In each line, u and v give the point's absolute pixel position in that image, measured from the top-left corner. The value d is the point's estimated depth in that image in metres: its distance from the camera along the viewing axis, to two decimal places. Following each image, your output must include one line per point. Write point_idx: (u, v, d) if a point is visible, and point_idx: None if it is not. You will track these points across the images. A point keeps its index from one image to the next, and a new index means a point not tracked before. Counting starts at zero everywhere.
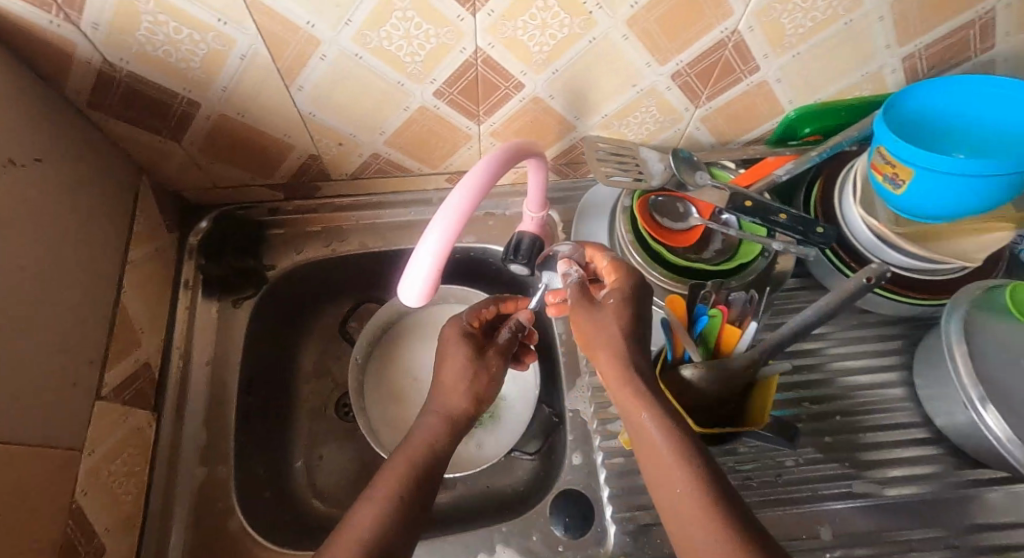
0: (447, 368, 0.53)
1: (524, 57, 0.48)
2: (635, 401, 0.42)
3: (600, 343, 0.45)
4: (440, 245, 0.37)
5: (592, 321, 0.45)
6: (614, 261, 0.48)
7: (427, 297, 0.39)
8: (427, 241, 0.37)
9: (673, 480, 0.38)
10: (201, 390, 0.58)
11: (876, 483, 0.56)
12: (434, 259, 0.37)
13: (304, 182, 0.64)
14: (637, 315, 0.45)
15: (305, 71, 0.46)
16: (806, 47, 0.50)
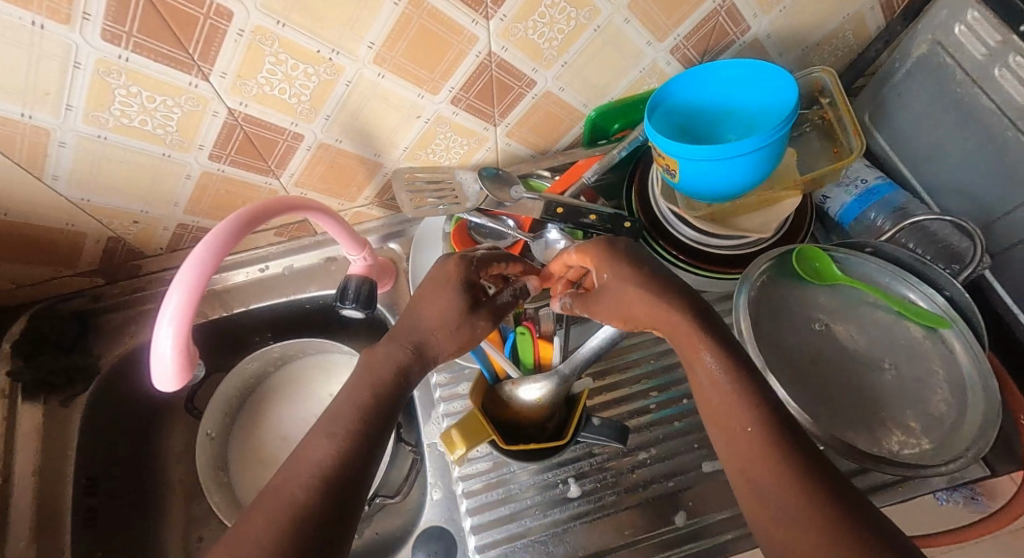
0: (429, 307, 0.44)
1: (286, 109, 0.47)
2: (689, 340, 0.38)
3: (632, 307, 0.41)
4: (178, 320, 0.36)
5: (615, 299, 0.42)
6: (581, 248, 0.46)
7: (185, 373, 0.38)
8: (163, 319, 0.36)
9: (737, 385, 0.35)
10: (28, 505, 0.54)
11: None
12: (176, 334, 0.36)
13: (119, 264, 0.61)
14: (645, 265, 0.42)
15: (50, 159, 0.44)
16: (570, 56, 0.52)
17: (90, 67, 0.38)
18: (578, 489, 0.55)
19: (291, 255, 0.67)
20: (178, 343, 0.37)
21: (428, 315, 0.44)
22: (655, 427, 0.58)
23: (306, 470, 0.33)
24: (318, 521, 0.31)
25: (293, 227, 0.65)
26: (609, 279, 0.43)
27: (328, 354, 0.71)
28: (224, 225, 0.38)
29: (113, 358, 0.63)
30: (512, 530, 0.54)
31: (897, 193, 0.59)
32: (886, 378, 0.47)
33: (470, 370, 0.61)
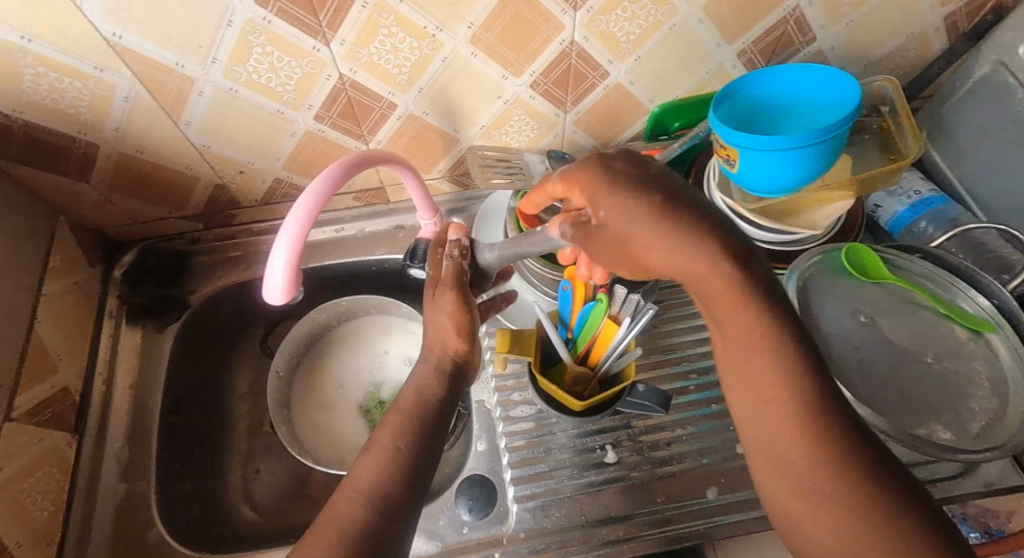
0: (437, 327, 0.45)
1: (388, 78, 0.54)
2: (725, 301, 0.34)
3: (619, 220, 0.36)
4: (291, 244, 0.41)
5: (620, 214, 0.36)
6: (568, 174, 0.41)
7: (292, 291, 0.43)
8: (279, 242, 0.41)
9: None
10: (124, 412, 0.61)
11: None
12: (288, 257, 0.42)
13: (218, 211, 0.68)
14: (634, 199, 0.36)
15: (188, 106, 0.51)
16: (644, 52, 0.56)
17: (238, 25, 0.45)
18: (615, 456, 0.58)
19: (364, 220, 0.74)
20: (287, 262, 0.42)
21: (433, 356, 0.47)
22: (693, 408, 0.61)
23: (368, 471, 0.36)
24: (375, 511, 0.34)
25: (370, 193, 0.71)
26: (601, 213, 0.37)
27: (388, 316, 0.77)
28: (338, 164, 0.44)
29: (204, 295, 0.70)
30: (549, 487, 0.57)
31: (950, 205, 0.60)
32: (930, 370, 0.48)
33: None
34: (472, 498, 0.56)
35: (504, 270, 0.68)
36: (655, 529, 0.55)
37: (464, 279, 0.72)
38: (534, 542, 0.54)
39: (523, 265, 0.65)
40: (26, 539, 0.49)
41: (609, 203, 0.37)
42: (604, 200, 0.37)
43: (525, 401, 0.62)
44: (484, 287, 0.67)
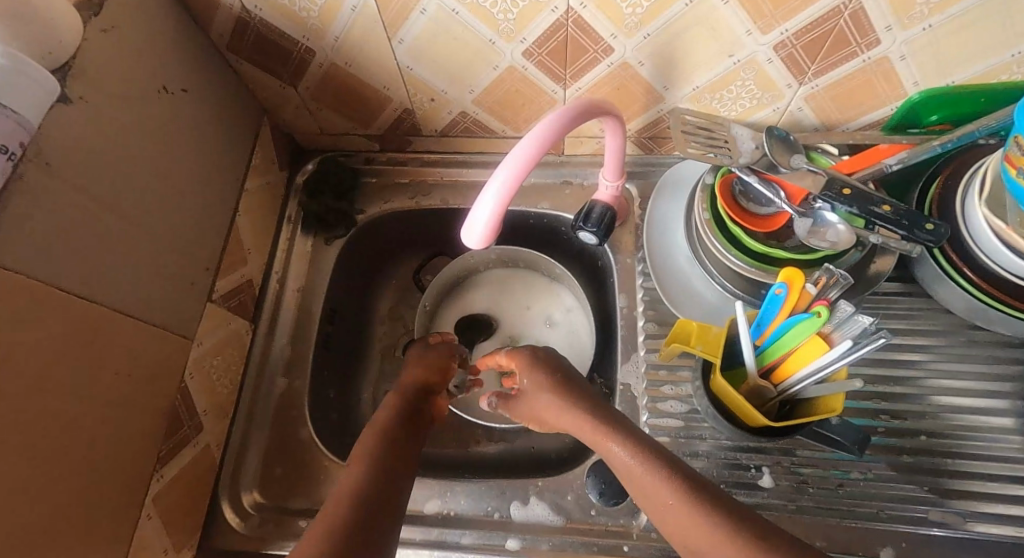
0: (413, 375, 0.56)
1: (617, 18, 0.47)
2: (600, 436, 0.44)
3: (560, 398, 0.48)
4: (505, 188, 0.39)
5: (528, 391, 0.52)
6: (513, 351, 0.54)
7: (491, 238, 0.41)
8: (492, 186, 0.39)
9: None
10: (291, 312, 0.65)
11: (960, 515, 0.50)
12: (499, 201, 0.39)
13: (398, 135, 0.68)
14: (560, 376, 0.50)
15: (406, 23, 0.49)
16: (940, 20, 0.45)
17: None
18: (771, 481, 0.52)
19: (533, 167, 0.70)
20: (495, 208, 0.39)
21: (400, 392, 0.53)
22: (876, 452, 0.53)
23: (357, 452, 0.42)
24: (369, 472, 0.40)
25: (547, 141, 0.67)
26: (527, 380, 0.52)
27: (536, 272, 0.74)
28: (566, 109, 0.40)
29: (370, 216, 0.72)
30: None
31: None
32: None
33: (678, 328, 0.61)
34: (606, 481, 0.54)
35: (677, 251, 0.62)
36: None
37: (627, 250, 0.66)
38: (666, 545, 0.51)
39: (705, 250, 0.58)
40: (209, 409, 0.54)
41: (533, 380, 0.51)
42: (535, 373, 0.51)
43: (676, 396, 0.57)
44: (652, 264, 0.62)
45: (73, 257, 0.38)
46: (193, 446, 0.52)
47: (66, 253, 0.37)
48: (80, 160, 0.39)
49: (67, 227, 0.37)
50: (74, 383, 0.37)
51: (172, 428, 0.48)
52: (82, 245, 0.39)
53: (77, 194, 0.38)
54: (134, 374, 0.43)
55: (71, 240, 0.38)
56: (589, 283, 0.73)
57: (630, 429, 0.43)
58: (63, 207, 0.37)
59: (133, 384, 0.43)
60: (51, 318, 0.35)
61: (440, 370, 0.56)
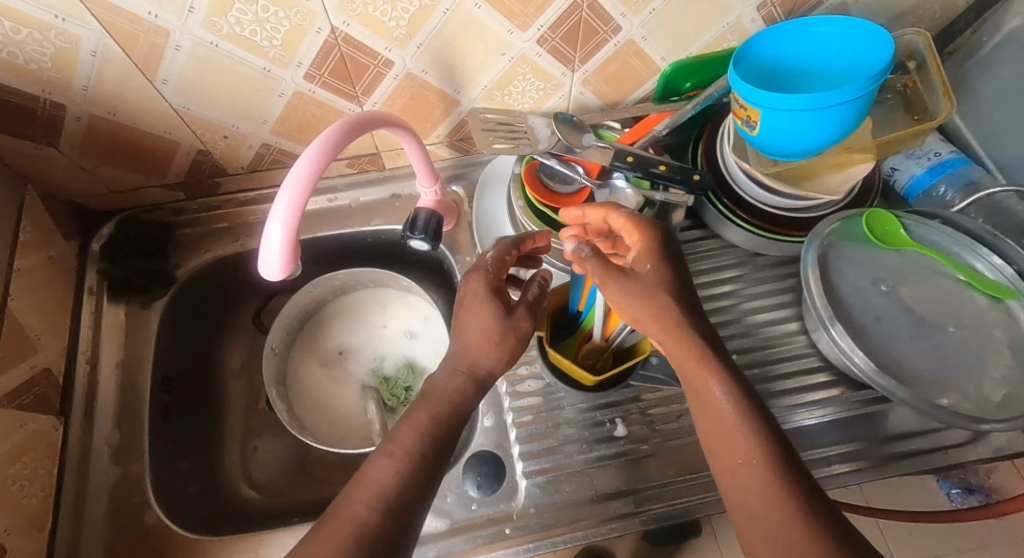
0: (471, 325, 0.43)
1: (383, 32, 0.49)
2: (697, 369, 0.38)
3: (640, 305, 0.39)
4: (289, 216, 0.38)
5: (631, 294, 0.39)
6: (632, 218, 0.43)
7: (290, 266, 0.40)
8: (276, 211, 0.38)
9: None
10: (112, 392, 0.58)
11: (789, 410, 0.58)
12: (286, 229, 0.38)
13: (201, 180, 0.64)
14: (679, 276, 0.41)
15: (164, 62, 0.47)
16: (659, 3, 0.52)
17: None
18: (625, 429, 0.57)
19: (358, 187, 0.70)
20: (285, 234, 0.38)
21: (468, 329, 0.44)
22: None
23: (385, 469, 0.37)
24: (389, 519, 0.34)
25: (364, 159, 0.67)
26: (646, 273, 0.40)
27: (386, 289, 0.74)
28: (340, 124, 0.40)
29: (191, 269, 0.66)
30: (557, 462, 0.56)
31: (971, 168, 0.59)
32: (950, 339, 0.47)
33: None
34: (482, 473, 0.55)
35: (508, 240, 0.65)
36: (666, 501, 0.55)
37: (466, 250, 0.69)
38: (545, 516, 0.54)
39: (528, 234, 0.62)
40: (16, 526, 0.47)
41: (655, 260, 0.41)
42: (661, 265, 0.40)
43: (532, 374, 0.60)
44: None
45: None
46: None
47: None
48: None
49: None
50: None
51: None
52: None
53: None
54: None
55: None
56: (441, 289, 0.74)
57: (728, 366, 0.39)
58: None
59: None
60: None
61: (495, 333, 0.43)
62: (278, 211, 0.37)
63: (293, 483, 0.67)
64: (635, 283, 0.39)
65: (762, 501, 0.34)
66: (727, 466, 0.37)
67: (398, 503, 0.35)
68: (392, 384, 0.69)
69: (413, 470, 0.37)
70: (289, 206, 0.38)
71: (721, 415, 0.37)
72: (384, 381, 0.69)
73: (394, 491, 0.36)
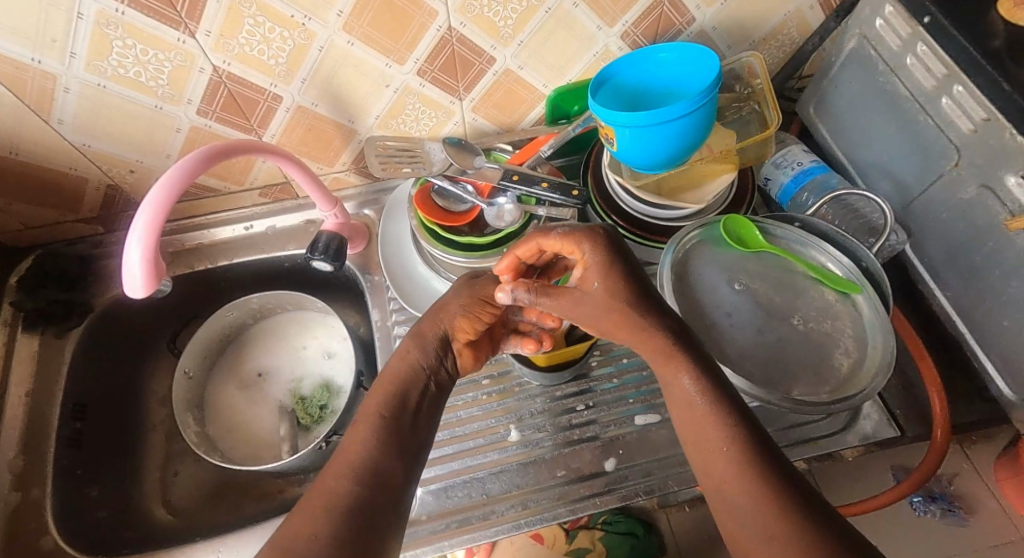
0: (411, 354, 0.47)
1: (264, 70, 0.53)
2: (670, 366, 0.40)
3: (594, 313, 0.45)
4: (146, 234, 0.41)
5: (574, 305, 0.46)
6: (570, 236, 0.47)
7: (153, 285, 0.43)
8: (133, 234, 0.41)
9: (677, 373, 0.40)
10: (19, 420, 0.60)
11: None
12: (144, 248, 0.41)
13: (117, 213, 0.67)
14: (621, 289, 0.44)
15: (56, 103, 0.50)
16: (524, 36, 0.57)
17: (91, 18, 0.44)
18: (518, 435, 0.59)
19: (275, 215, 0.73)
20: (143, 255, 0.42)
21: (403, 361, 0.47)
22: (596, 383, 0.62)
23: (352, 442, 0.39)
24: (361, 481, 0.36)
25: (276, 189, 0.70)
26: (596, 290, 0.45)
27: (304, 312, 0.77)
28: (197, 152, 0.44)
29: (109, 298, 0.69)
30: (450, 469, 0.58)
31: (829, 175, 0.63)
32: (794, 330, 0.51)
33: None
34: None
35: (411, 260, 0.69)
36: (555, 502, 0.56)
37: (377, 271, 0.72)
38: (436, 522, 0.55)
39: (424, 251, 0.66)
40: None
41: (604, 284, 0.45)
42: (607, 278, 0.45)
43: None
44: (390, 275, 0.68)
45: None
46: None
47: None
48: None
49: None
50: None
51: None
52: None
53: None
54: None
55: None
56: (358, 309, 0.77)
57: (697, 360, 0.40)
58: None
59: None
60: None
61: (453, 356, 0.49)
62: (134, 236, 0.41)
63: (207, 506, 0.68)
64: (578, 304, 0.46)
65: (752, 464, 0.35)
66: (708, 454, 0.37)
67: (370, 472, 0.37)
68: (307, 404, 0.71)
69: (381, 436, 0.39)
70: (144, 228, 0.41)
71: (693, 409, 0.38)
72: (300, 400, 0.71)
73: (373, 458, 0.38)
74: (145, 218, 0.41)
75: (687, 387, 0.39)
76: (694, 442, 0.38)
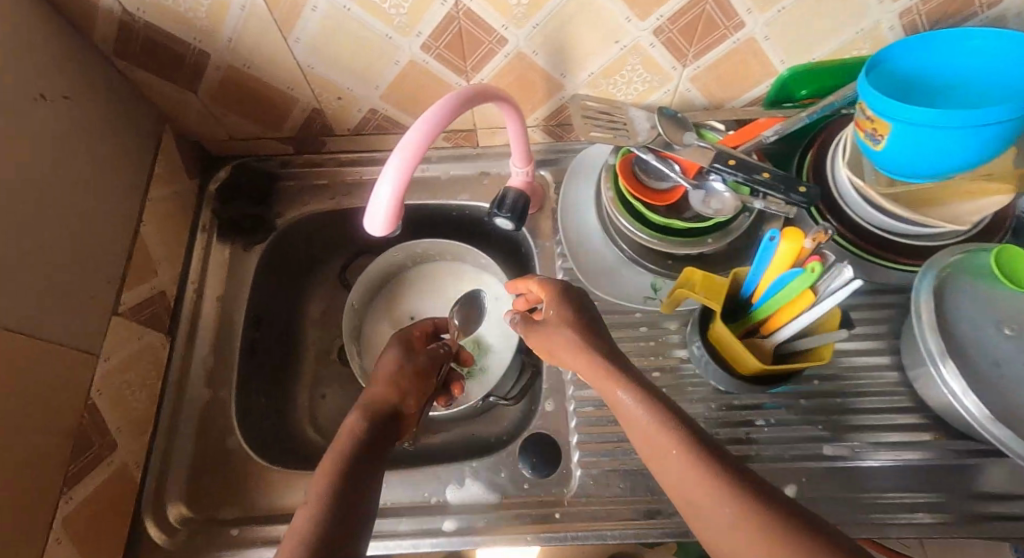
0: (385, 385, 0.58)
1: (503, 10, 0.50)
2: (607, 382, 0.45)
3: (561, 348, 0.50)
4: (401, 175, 0.40)
5: (541, 335, 0.52)
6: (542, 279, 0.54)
7: (392, 224, 0.42)
8: (388, 171, 0.40)
9: (663, 439, 0.39)
10: (211, 321, 0.64)
11: (866, 446, 0.55)
12: (396, 187, 0.40)
13: (311, 137, 0.68)
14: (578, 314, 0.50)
15: (299, 22, 0.50)
16: (791, 2, 0.50)
17: None
18: None
19: (452, 161, 0.72)
20: (393, 193, 0.41)
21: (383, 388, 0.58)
22: (775, 400, 0.57)
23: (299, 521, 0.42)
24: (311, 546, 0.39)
25: (461, 135, 0.68)
26: (551, 317, 0.51)
27: (461, 263, 0.76)
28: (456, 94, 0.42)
29: (290, 220, 0.71)
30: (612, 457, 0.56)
31: None
32: None
33: (599, 303, 0.64)
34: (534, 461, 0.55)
35: (591, 234, 0.66)
36: None
37: (546, 236, 0.69)
38: (595, 508, 0.53)
39: (612, 226, 0.62)
40: (125, 426, 0.52)
41: (558, 315, 0.51)
42: (561, 307, 0.51)
43: None
44: (569, 245, 0.65)
45: None
46: (109, 463, 0.50)
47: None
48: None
49: None
50: None
51: (82, 447, 0.47)
52: None
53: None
54: (31, 395, 0.42)
55: None
56: (514, 270, 0.75)
57: (643, 379, 0.44)
58: None
59: (31, 405, 0.42)
60: None
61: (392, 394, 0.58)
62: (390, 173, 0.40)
63: None
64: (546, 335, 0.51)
65: None
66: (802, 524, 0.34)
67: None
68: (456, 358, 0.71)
69: (319, 505, 0.43)
70: (400, 167, 0.40)
71: (661, 447, 0.39)
72: None
73: None
74: (403, 156, 0.40)
75: (630, 401, 0.42)
76: (668, 474, 0.38)
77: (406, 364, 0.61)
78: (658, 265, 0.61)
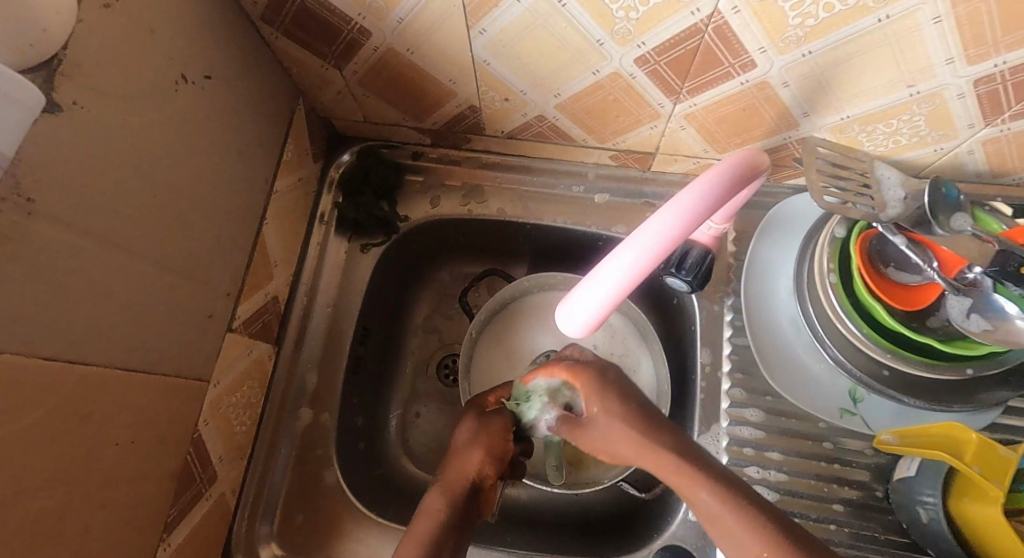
0: (470, 451, 0.44)
1: (774, 29, 0.35)
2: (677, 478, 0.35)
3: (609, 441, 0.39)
4: (645, 259, 0.32)
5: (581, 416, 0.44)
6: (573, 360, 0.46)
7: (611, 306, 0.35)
8: (630, 250, 0.32)
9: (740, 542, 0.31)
10: (321, 330, 0.58)
11: None
12: (635, 271, 0.32)
13: (455, 132, 0.57)
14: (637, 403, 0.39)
15: (494, 11, 0.38)
16: None
17: None
18: None
19: (610, 184, 0.60)
20: (627, 278, 0.33)
21: (464, 456, 0.44)
22: None
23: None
24: None
25: (632, 156, 0.56)
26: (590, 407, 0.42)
27: None
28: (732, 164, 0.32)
29: (414, 222, 0.62)
30: None
31: None
32: None
33: (774, 399, 0.52)
34: None
35: (779, 311, 0.53)
36: None
37: (713, 296, 0.57)
38: None
39: (815, 309, 0.48)
40: (225, 454, 0.47)
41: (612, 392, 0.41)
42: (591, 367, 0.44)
43: (763, 482, 0.49)
44: (748, 321, 0.53)
45: (69, 326, 0.29)
46: (206, 498, 0.45)
47: (51, 319, 0.28)
48: (71, 194, 0.29)
49: (68, 280, 0.29)
50: (70, 481, 0.30)
51: (183, 489, 0.41)
52: (85, 307, 0.30)
53: (78, 240, 0.29)
54: (140, 448, 0.36)
55: (70, 297, 0.29)
56: (654, 319, 0.64)
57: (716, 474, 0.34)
58: (65, 259, 0.28)
59: (139, 458, 0.36)
60: (45, 420, 0.27)
61: (494, 456, 0.44)
62: (632, 254, 0.32)
63: None
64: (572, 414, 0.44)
65: None
66: None
67: None
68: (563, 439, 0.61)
69: None
70: (647, 251, 0.32)
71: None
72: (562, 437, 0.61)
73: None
74: (655, 240, 0.31)
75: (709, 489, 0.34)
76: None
77: (486, 428, 0.46)
78: (868, 374, 0.46)
